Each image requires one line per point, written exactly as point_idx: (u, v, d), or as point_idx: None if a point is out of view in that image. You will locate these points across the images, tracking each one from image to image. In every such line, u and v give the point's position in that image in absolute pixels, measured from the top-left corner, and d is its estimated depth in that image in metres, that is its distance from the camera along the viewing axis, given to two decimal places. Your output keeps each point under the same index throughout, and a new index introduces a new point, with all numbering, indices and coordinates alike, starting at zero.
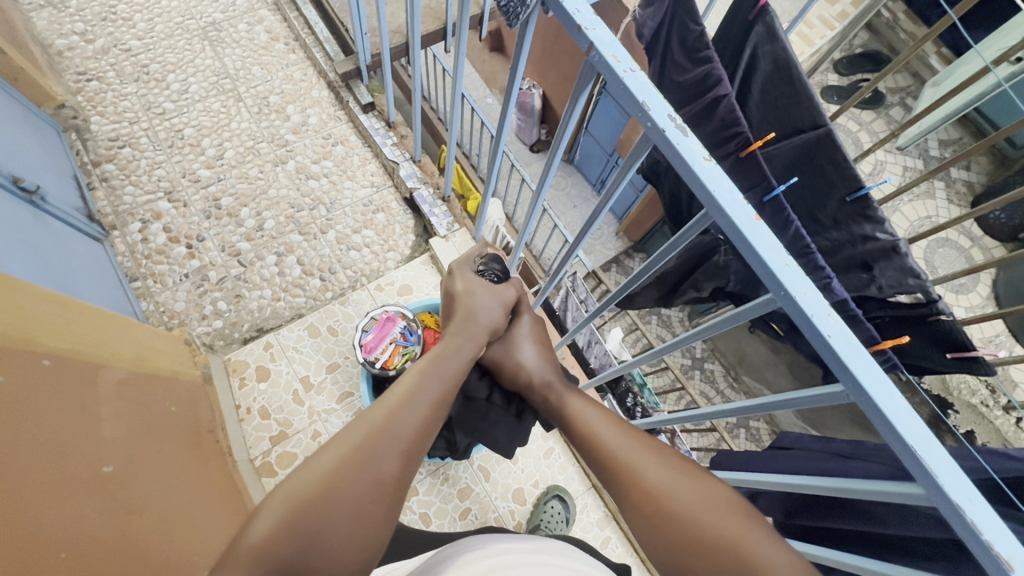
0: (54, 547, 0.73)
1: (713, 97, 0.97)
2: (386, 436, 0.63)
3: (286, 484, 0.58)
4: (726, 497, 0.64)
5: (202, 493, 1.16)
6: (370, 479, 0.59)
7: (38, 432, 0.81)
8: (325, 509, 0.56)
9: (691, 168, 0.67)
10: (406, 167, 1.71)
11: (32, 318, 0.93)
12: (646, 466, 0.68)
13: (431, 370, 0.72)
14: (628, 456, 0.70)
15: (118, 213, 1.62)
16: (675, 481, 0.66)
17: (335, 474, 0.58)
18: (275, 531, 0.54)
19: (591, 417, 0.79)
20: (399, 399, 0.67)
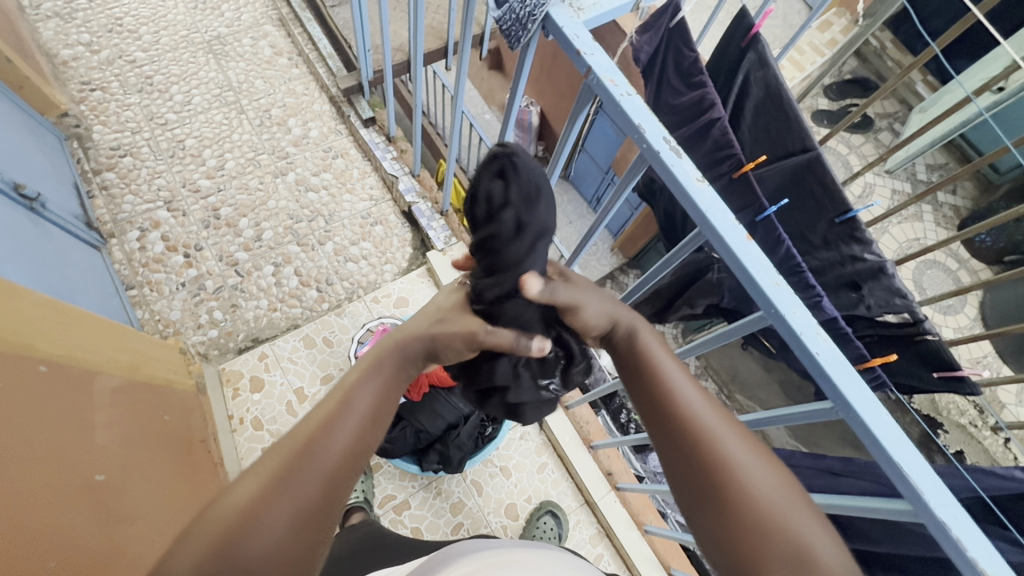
0: (44, 556, 0.72)
1: (706, 120, 1.00)
2: (312, 454, 0.60)
3: (214, 511, 0.55)
4: (796, 489, 0.59)
5: (192, 506, 1.14)
6: (291, 502, 0.56)
7: (32, 438, 0.81)
8: (246, 540, 0.53)
9: (684, 189, 0.69)
10: (405, 181, 1.73)
11: (30, 324, 0.93)
12: (735, 446, 0.61)
13: (361, 385, 0.69)
14: (714, 431, 0.62)
15: (117, 221, 1.63)
16: (756, 464, 0.60)
17: (252, 507, 0.55)
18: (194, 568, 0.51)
19: (670, 374, 0.69)
20: (320, 422, 0.63)
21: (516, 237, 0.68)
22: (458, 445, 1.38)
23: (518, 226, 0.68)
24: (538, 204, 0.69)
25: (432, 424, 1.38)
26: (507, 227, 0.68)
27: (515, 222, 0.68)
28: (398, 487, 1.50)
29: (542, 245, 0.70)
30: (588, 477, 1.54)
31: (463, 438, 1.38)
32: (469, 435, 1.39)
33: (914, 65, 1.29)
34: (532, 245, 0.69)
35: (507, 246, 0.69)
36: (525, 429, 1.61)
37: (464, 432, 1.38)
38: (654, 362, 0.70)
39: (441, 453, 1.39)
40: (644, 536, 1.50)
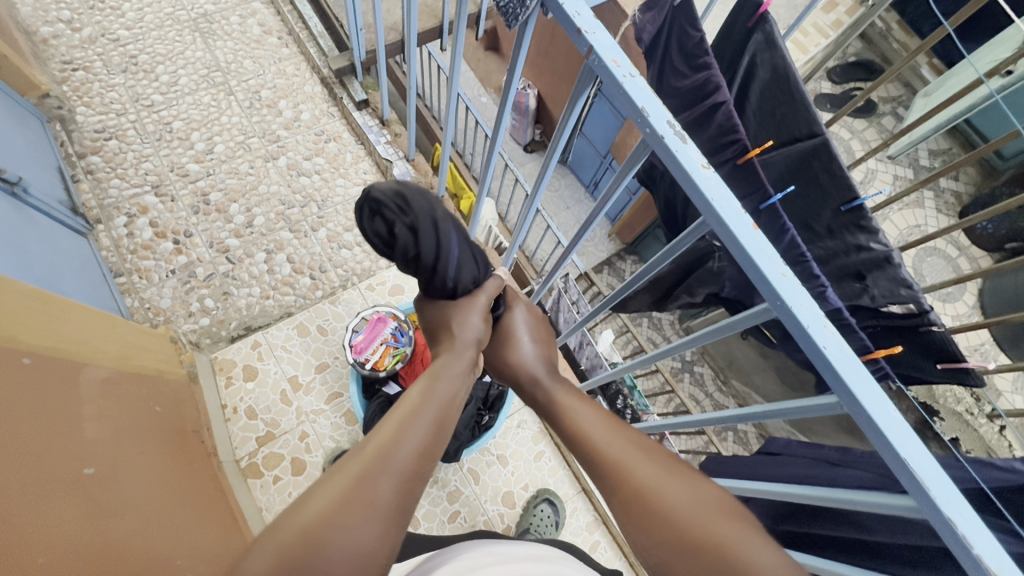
0: (33, 552, 0.70)
1: (710, 103, 0.97)
2: (389, 457, 0.59)
3: (290, 515, 0.53)
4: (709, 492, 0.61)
5: (187, 497, 1.13)
6: (372, 508, 0.55)
7: (17, 433, 0.79)
8: (326, 550, 0.51)
9: (689, 175, 0.66)
10: (400, 166, 1.69)
11: (13, 316, 0.90)
12: (633, 460, 0.65)
13: (430, 391, 0.69)
14: (614, 453, 0.67)
15: (103, 207, 1.59)
16: (663, 482, 0.62)
17: (328, 518, 0.53)
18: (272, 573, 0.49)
19: (581, 414, 0.76)
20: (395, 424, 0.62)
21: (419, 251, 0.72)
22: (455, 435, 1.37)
23: (414, 233, 0.71)
24: (411, 205, 0.71)
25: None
26: (408, 240, 0.72)
27: (407, 233, 0.71)
28: None
29: (440, 234, 0.73)
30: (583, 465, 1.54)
31: (460, 426, 1.37)
32: (466, 425, 1.38)
33: (924, 47, 1.25)
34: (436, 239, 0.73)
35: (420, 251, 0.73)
36: (521, 417, 1.60)
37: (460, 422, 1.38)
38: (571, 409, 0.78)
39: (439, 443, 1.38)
40: None
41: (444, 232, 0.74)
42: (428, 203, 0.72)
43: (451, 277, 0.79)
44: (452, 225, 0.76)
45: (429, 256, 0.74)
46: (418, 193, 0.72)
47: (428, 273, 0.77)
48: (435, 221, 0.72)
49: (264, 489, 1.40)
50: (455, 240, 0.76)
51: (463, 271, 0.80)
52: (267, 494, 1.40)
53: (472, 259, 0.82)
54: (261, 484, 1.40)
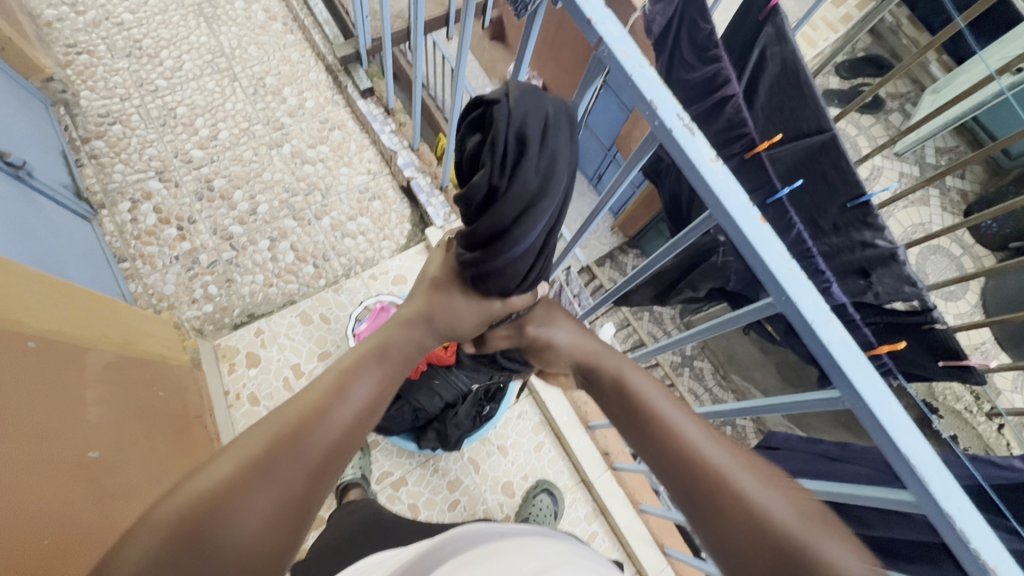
0: (37, 533, 0.71)
1: (719, 97, 0.96)
2: (311, 435, 0.61)
3: (197, 481, 0.54)
4: (800, 499, 0.60)
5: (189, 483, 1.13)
6: (283, 480, 0.57)
7: (23, 416, 0.79)
8: (229, 515, 0.53)
9: (696, 168, 0.66)
10: (404, 156, 1.70)
11: (19, 299, 0.91)
12: (733, 468, 0.63)
13: (365, 369, 0.71)
14: (711, 455, 0.65)
15: (107, 192, 1.59)
16: (762, 488, 0.60)
17: (235, 485, 0.54)
18: (166, 534, 0.50)
19: (667, 408, 0.72)
20: (319, 401, 0.64)
21: (509, 191, 0.56)
22: (457, 424, 1.38)
23: (493, 191, 0.57)
24: (520, 163, 0.55)
25: (430, 405, 1.37)
26: (483, 192, 0.58)
27: (487, 179, 0.56)
28: (395, 464, 1.51)
29: (513, 220, 0.59)
30: (583, 457, 1.55)
31: (461, 416, 1.38)
32: (467, 415, 1.39)
33: (935, 43, 1.23)
34: (511, 218, 0.59)
35: (482, 215, 0.60)
36: (523, 408, 1.61)
37: (462, 411, 1.38)
38: (662, 412, 0.72)
39: (440, 433, 1.39)
40: (640, 515, 1.52)
41: (549, 191, 0.58)
42: (561, 144, 0.57)
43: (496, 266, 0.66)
44: (545, 218, 0.60)
45: (509, 209, 0.57)
46: (538, 158, 0.55)
47: (481, 238, 0.64)
48: (529, 200, 0.57)
49: None
50: (550, 211, 0.60)
51: (514, 263, 0.66)
52: None
53: (533, 255, 0.67)
54: None
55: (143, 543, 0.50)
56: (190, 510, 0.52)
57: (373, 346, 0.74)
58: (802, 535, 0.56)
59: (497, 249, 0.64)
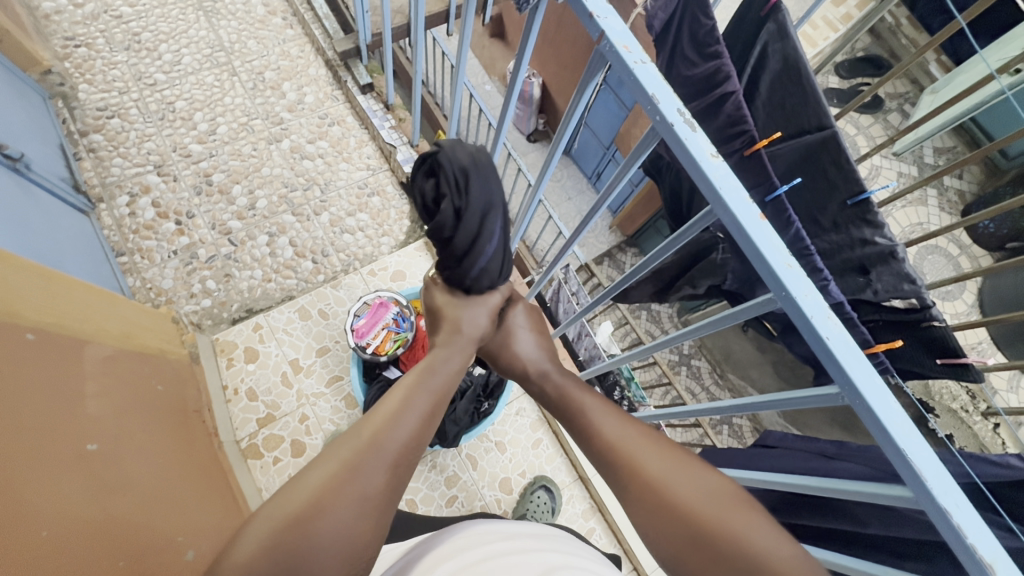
0: (37, 523, 0.71)
1: (720, 93, 0.97)
2: (380, 445, 0.61)
3: (285, 493, 0.57)
4: (712, 478, 0.65)
5: (188, 477, 1.13)
6: (363, 487, 0.58)
7: (22, 407, 0.79)
8: (318, 523, 0.54)
9: (697, 163, 0.66)
10: (404, 151, 1.69)
11: (17, 291, 0.90)
12: (644, 454, 0.68)
13: (423, 383, 0.71)
14: (625, 442, 0.70)
15: (106, 185, 1.58)
16: (673, 471, 0.66)
17: (323, 494, 0.56)
18: (265, 544, 0.53)
19: (591, 407, 0.78)
20: (389, 412, 0.65)
21: (470, 207, 0.68)
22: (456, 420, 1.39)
23: (457, 213, 0.69)
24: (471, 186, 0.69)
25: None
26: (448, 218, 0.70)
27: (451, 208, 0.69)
28: None
29: (478, 229, 0.71)
30: (581, 454, 1.55)
31: (460, 413, 1.38)
32: (468, 411, 1.40)
33: (935, 43, 1.22)
34: (478, 230, 0.71)
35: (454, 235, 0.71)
36: (521, 405, 1.62)
37: (461, 407, 1.39)
38: (591, 414, 0.76)
39: (439, 428, 1.39)
40: None
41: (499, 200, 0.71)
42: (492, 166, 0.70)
43: (473, 273, 0.77)
44: (502, 221, 0.73)
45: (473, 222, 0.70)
46: (482, 176, 0.68)
47: (455, 256, 0.75)
48: (487, 210, 0.70)
49: (263, 470, 1.41)
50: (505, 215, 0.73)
51: (488, 266, 0.77)
52: (266, 475, 1.41)
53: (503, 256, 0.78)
54: (261, 465, 1.41)
55: (245, 550, 0.53)
56: (283, 521, 0.54)
57: (424, 365, 0.75)
58: (707, 511, 0.61)
59: (469, 258, 0.74)
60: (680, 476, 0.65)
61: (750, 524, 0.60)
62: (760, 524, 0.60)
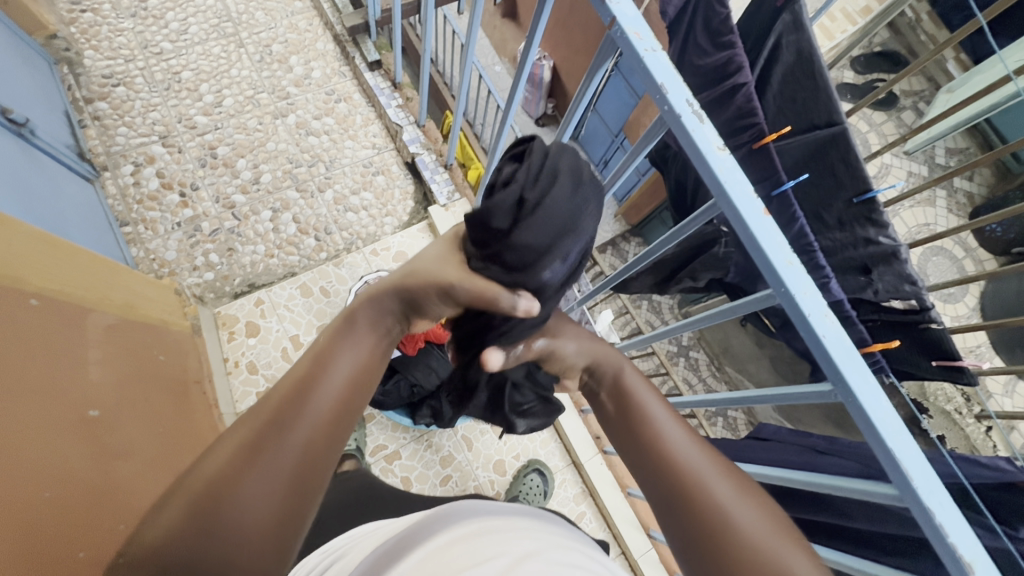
0: (38, 485, 0.73)
1: (731, 84, 0.95)
2: (294, 412, 0.56)
3: (195, 471, 0.52)
4: (774, 508, 0.59)
5: (185, 445, 1.15)
6: (276, 458, 0.53)
7: (25, 369, 0.81)
8: (229, 500, 0.49)
9: (703, 156, 0.65)
10: (410, 131, 1.68)
11: (21, 256, 0.91)
12: (708, 473, 0.61)
13: (349, 340, 0.65)
14: (688, 457, 0.63)
15: (110, 154, 1.58)
16: (737, 497, 0.59)
17: (235, 469, 0.51)
18: (176, 523, 0.48)
19: (655, 410, 0.69)
20: (305, 377, 0.59)
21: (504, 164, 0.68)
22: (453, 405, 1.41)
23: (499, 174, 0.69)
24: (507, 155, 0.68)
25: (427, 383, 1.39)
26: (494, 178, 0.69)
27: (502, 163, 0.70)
28: (389, 438, 1.53)
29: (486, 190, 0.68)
30: (575, 439, 1.57)
31: (459, 393, 1.39)
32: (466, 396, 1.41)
33: (954, 40, 1.20)
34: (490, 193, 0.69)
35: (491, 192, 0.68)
36: None
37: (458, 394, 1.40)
38: (651, 412, 0.69)
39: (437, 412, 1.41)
40: (628, 498, 1.55)
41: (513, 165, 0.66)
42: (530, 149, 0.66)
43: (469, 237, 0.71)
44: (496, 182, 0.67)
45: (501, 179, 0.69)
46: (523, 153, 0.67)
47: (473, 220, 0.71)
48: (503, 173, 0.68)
49: None
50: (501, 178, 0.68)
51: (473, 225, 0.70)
52: None
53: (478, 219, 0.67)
54: None
55: (158, 529, 0.49)
56: (195, 499, 0.49)
57: (345, 315, 0.67)
58: (767, 545, 0.55)
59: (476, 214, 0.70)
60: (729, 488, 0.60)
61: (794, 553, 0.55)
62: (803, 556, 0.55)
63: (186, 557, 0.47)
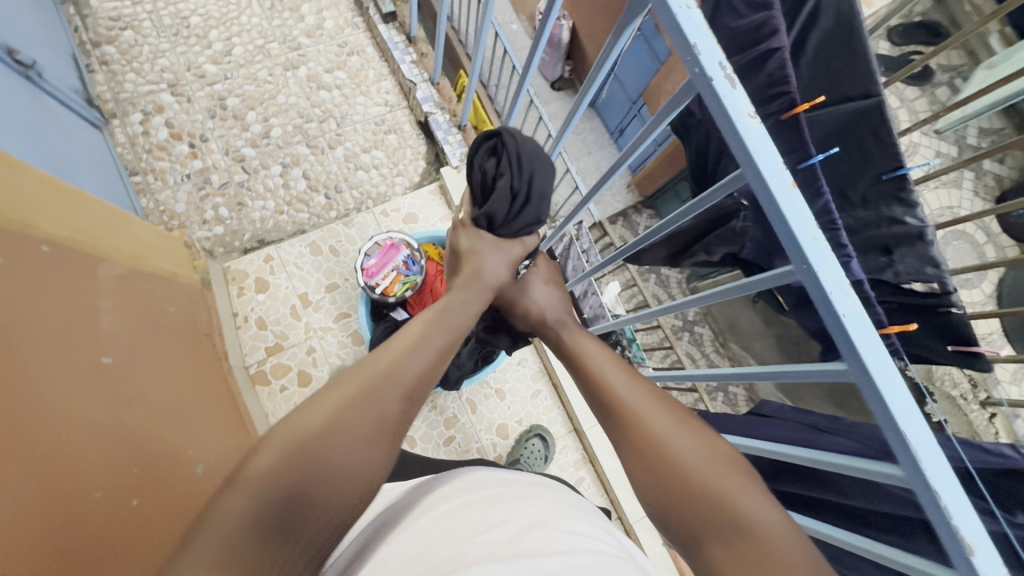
0: (54, 427, 0.75)
1: (766, 48, 0.90)
2: (389, 378, 0.63)
3: (297, 417, 0.58)
4: (717, 443, 0.70)
5: (195, 396, 1.16)
6: (372, 415, 0.60)
7: (36, 313, 0.81)
8: (330, 445, 0.57)
9: (733, 123, 0.63)
10: (423, 89, 1.63)
11: (31, 200, 0.90)
12: (649, 413, 0.74)
13: (438, 323, 0.74)
14: (633, 401, 0.76)
15: (118, 101, 1.55)
16: (678, 434, 0.71)
17: (336, 418, 0.58)
18: (282, 458, 0.55)
19: (608, 368, 0.83)
20: (400, 348, 0.67)
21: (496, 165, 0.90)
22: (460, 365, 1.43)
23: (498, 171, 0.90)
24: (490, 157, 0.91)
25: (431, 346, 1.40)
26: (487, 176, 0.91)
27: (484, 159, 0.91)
28: None
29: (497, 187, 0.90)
30: (578, 407, 1.59)
31: (465, 357, 1.41)
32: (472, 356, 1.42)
33: (1000, 12, 1.12)
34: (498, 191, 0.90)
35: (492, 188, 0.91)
36: (523, 355, 1.65)
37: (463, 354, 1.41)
38: (599, 365, 0.85)
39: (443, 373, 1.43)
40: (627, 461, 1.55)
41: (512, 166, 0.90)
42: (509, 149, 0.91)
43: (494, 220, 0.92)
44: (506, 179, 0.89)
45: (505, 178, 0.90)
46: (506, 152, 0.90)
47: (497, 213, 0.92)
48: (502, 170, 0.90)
49: (270, 396, 1.46)
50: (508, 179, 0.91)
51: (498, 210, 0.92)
52: (273, 401, 1.46)
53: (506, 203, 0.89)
54: (268, 391, 1.47)
55: (264, 463, 0.55)
56: (301, 438, 0.56)
57: (441, 306, 0.77)
58: (708, 476, 0.65)
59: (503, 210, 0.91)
60: (688, 443, 0.70)
61: (744, 496, 0.63)
62: (755, 497, 0.63)
63: (289, 489, 0.54)
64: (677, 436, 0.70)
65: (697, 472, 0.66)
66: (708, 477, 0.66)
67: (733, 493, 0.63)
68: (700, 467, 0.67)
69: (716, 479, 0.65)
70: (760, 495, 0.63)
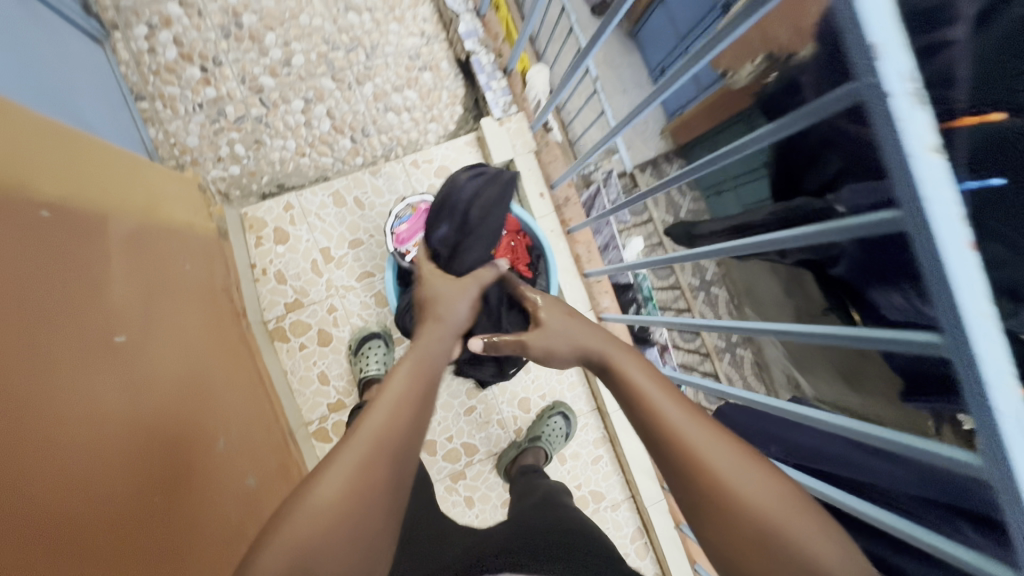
0: (76, 424, 0.67)
1: (937, 39, 0.81)
2: (384, 442, 0.67)
3: (300, 493, 0.62)
4: (777, 478, 0.58)
5: (213, 363, 1.09)
6: (370, 480, 0.64)
7: (43, 290, 0.70)
8: (330, 515, 0.60)
9: (900, 158, 0.39)
10: (467, 22, 1.42)
11: (23, 150, 0.77)
12: (710, 449, 0.59)
13: (417, 376, 0.78)
14: (690, 435, 0.61)
15: (119, 10, 1.35)
16: (741, 472, 0.57)
17: (337, 488, 0.62)
18: (293, 533, 0.58)
19: (655, 392, 0.67)
20: (389, 407, 0.71)
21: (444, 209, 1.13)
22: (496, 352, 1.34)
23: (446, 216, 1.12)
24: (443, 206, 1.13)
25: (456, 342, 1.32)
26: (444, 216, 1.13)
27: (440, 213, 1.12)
28: None
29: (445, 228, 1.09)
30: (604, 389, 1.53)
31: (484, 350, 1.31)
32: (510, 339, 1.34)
33: None
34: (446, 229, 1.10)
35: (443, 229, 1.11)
36: None
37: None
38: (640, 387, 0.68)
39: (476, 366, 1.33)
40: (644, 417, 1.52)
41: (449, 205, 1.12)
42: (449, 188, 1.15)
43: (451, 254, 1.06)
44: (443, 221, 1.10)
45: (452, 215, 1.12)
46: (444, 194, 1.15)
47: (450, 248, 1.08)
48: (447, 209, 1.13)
49: (289, 354, 1.41)
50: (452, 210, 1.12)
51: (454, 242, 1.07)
52: (292, 359, 1.42)
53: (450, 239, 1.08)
54: (287, 349, 1.41)
55: (278, 540, 0.58)
56: (305, 511, 0.60)
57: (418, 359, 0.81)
58: (778, 525, 0.54)
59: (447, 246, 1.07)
60: (737, 467, 0.58)
61: (802, 528, 0.54)
62: (815, 529, 0.54)
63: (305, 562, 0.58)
64: (727, 461, 0.58)
65: (755, 501, 0.56)
66: (767, 507, 0.55)
67: (793, 528, 0.54)
68: (758, 496, 0.56)
69: (773, 509, 0.55)
70: (816, 526, 0.55)
